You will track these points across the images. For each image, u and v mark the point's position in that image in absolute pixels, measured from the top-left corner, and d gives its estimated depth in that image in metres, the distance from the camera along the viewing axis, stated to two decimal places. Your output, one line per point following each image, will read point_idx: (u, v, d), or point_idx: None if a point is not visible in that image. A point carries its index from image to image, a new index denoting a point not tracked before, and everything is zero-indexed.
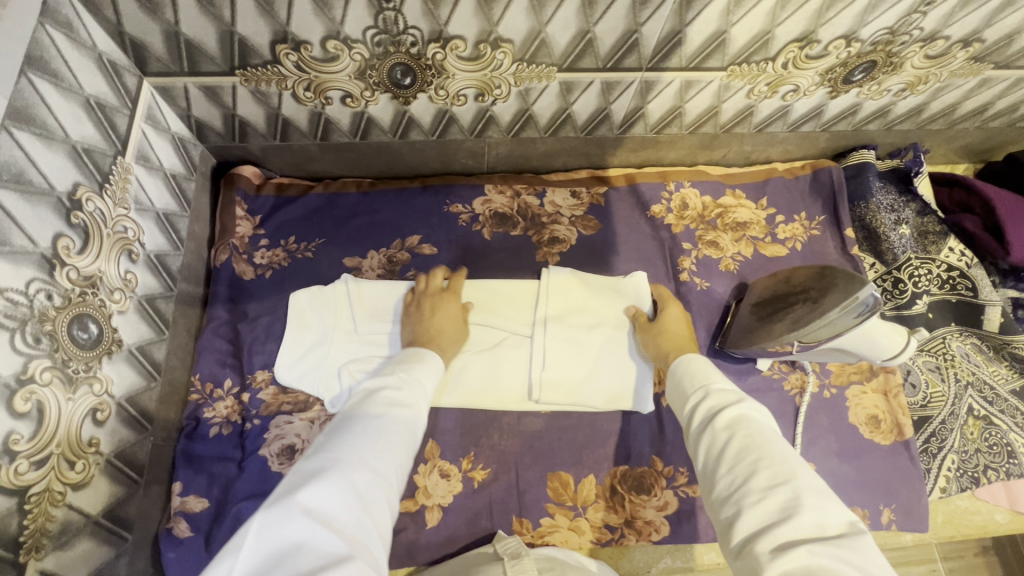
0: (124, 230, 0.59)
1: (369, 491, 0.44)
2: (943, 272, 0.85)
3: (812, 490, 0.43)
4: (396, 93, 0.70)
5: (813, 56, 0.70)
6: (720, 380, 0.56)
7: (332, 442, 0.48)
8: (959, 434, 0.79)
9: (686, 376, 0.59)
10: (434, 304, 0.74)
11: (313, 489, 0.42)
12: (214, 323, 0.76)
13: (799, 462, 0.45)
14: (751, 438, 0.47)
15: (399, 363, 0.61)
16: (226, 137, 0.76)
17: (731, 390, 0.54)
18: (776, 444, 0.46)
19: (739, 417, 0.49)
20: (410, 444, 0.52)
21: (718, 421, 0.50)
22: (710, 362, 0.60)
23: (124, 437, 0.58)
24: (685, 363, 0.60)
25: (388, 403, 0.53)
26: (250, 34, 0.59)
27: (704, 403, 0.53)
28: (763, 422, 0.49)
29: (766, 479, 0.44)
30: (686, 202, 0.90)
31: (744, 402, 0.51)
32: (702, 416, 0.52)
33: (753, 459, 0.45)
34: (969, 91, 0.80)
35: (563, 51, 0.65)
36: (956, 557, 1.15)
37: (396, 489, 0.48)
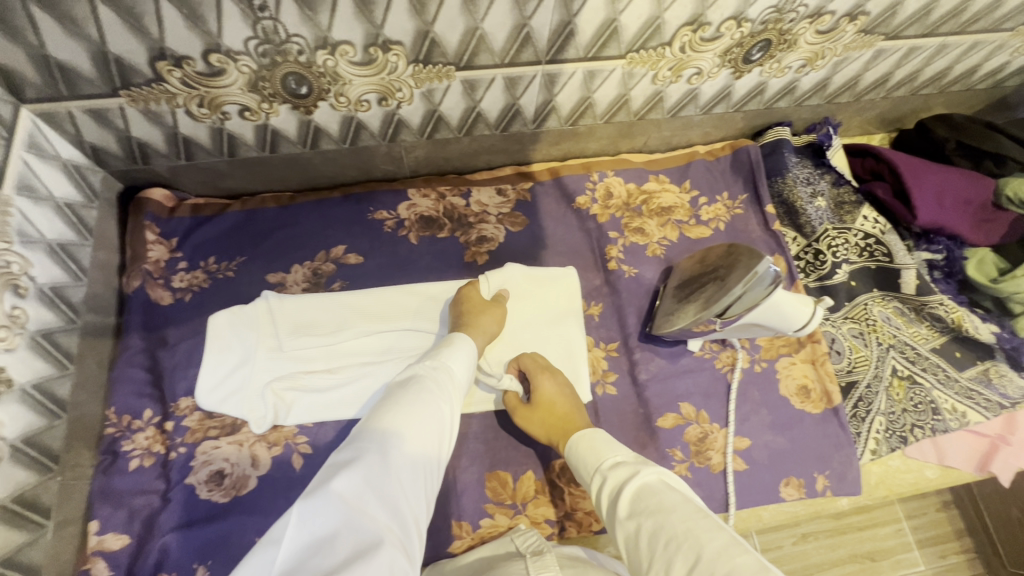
0: (7, 265, 0.57)
1: (399, 485, 0.48)
2: (861, 240, 0.87)
3: (719, 552, 0.43)
4: (295, 103, 0.69)
5: (707, 38, 0.71)
6: (610, 454, 0.58)
7: (367, 437, 0.51)
8: (885, 396, 0.81)
9: (580, 461, 0.60)
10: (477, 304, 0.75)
11: (346, 478, 0.46)
12: (129, 352, 0.73)
13: (707, 523, 0.46)
14: (653, 519, 0.48)
15: (439, 351, 0.63)
16: (127, 160, 0.74)
17: (623, 461, 0.57)
18: (675, 514, 0.48)
19: (636, 497, 0.51)
20: (445, 437, 0.56)
21: (622, 511, 0.51)
22: (599, 432, 0.62)
23: (21, 479, 0.57)
24: (575, 443, 0.62)
25: (425, 394, 0.56)
26: (125, 53, 0.58)
27: (605, 488, 0.55)
28: (659, 488, 0.51)
29: (682, 564, 0.44)
30: (611, 190, 0.91)
31: (637, 474, 0.53)
32: (608, 501, 0.54)
33: (663, 544, 0.46)
34: (867, 63, 0.83)
35: (457, 50, 0.65)
36: (917, 515, 1.18)
37: (426, 478, 0.52)
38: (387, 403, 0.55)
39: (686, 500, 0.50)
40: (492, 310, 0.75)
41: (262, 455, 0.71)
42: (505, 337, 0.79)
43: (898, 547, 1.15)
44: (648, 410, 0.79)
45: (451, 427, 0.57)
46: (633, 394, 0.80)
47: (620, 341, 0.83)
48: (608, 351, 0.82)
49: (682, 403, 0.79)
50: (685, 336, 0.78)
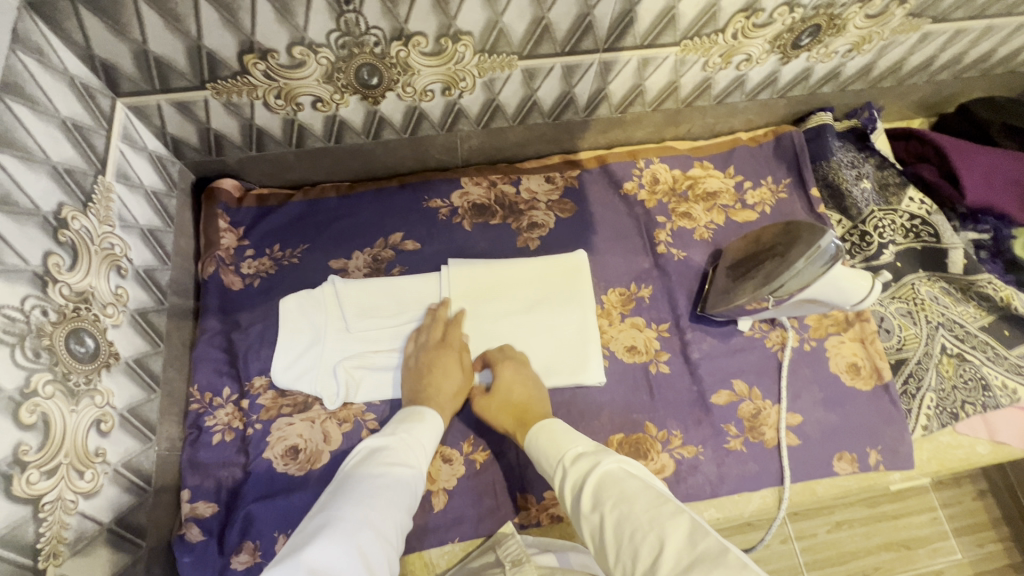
0: (111, 246, 0.60)
1: (370, 551, 0.50)
2: (906, 221, 0.89)
3: (680, 538, 0.45)
4: (364, 94, 0.72)
5: (760, 24, 0.73)
6: (570, 448, 0.60)
7: (335, 507, 0.53)
8: (935, 372, 0.83)
9: (543, 454, 0.62)
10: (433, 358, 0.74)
11: (314, 548, 0.47)
12: (208, 334, 0.77)
13: (663, 510, 0.49)
14: (617, 508, 0.51)
15: (399, 422, 0.66)
16: (203, 152, 0.78)
17: (582, 455, 0.59)
18: (637, 503, 0.50)
19: (599, 486, 0.54)
20: (406, 506, 0.58)
21: (587, 501, 0.53)
22: (558, 424, 0.65)
23: (129, 447, 0.59)
24: (537, 439, 0.64)
25: (386, 466, 0.59)
26: (217, 47, 0.61)
27: (568, 482, 0.57)
28: (621, 476, 0.54)
29: (647, 551, 0.46)
30: (657, 176, 0.93)
31: (598, 464, 0.56)
32: (572, 494, 0.56)
33: (629, 532, 0.48)
34: (913, 47, 0.84)
35: (521, 39, 0.68)
36: (953, 503, 1.18)
37: (394, 546, 0.54)
38: (356, 481, 0.57)
39: (649, 488, 0.52)
40: (451, 361, 0.75)
41: (333, 431, 0.74)
42: (495, 327, 0.81)
43: (934, 535, 1.15)
44: (702, 387, 0.81)
45: (411, 496, 0.59)
46: (686, 371, 0.82)
47: (671, 322, 0.85)
48: (659, 332, 0.85)
49: (735, 380, 0.82)
50: (737, 315, 0.80)
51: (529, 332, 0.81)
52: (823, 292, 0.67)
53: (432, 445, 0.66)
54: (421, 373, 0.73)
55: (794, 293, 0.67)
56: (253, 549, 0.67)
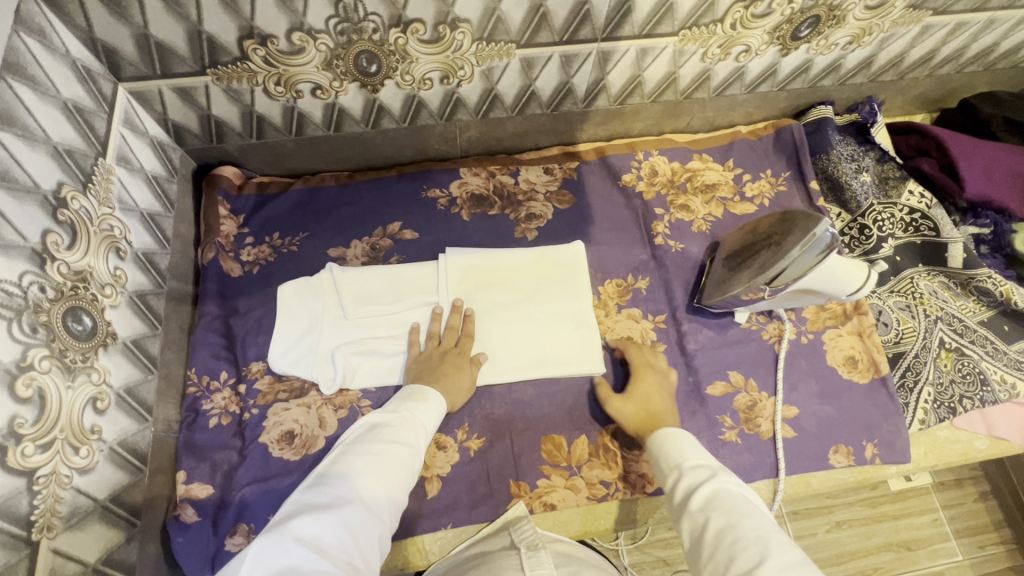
0: (110, 228, 0.61)
1: (361, 525, 0.49)
2: (906, 215, 0.88)
3: (788, 561, 0.45)
4: (363, 81, 0.73)
5: (758, 15, 0.73)
6: (694, 455, 0.60)
7: (330, 481, 0.53)
8: (933, 366, 0.82)
9: (663, 453, 0.63)
10: (445, 359, 0.75)
11: (306, 522, 0.48)
12: (206, 319, 0.78)
13: (778, 538, 0.48)
14: (721, 519, 0.51)
15: (401, 400, 0.66)
16: (204, 138, 0.78)
17: (705, 465, 0.59)
18: (747, 519, 0.50)
19: (712, 496, 0.54)
20: (406, 483, 0.57)
21: (694, 507, 0.54)
22: (683, 435, 0.64)
23: (125, 426, 0.60)
24: (660, 440, 0.64)
25: (387, 441, 0.58)
26: (217, 32, 0.62)
27: (681, 484, 0.58)
28: (737, 494, 0.53)
29: (744, 562, 0.46)
30: (656, 169, 0.93)
31: (717, 477, 0.56)
32: (681, 495, 0.57)
33: (729, 542, 0.48)
34: (913, 40, 0.84)
35: (520, 27, 0.68)
36: (954, 504, 1.17)
37: (388, 522, 0.53)
38: (356, 452, 0.56)
39: (764, 514, 0.51)
40: (460, 361, 0.75)
41: (329, 417, 0.75)
42: (494, 315, 0.81)
43: (934, 536, 1.15)
44: (697, 378, 0.81)
45: (411, 473, 0.58)
46: (681, 363, 0.82)
47: (667, 314, 0.85)
48: (656, 323, 0.85)
49: (731, 371, 0.81)
50: (733, 307, 0.80)
51: (525, 319, 0.82)
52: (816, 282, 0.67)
53: (433, 425, 0.65)
54: (434, 368, 0.73)
55: (789, 284, 0.68)
56: (248, 531, 0.68)
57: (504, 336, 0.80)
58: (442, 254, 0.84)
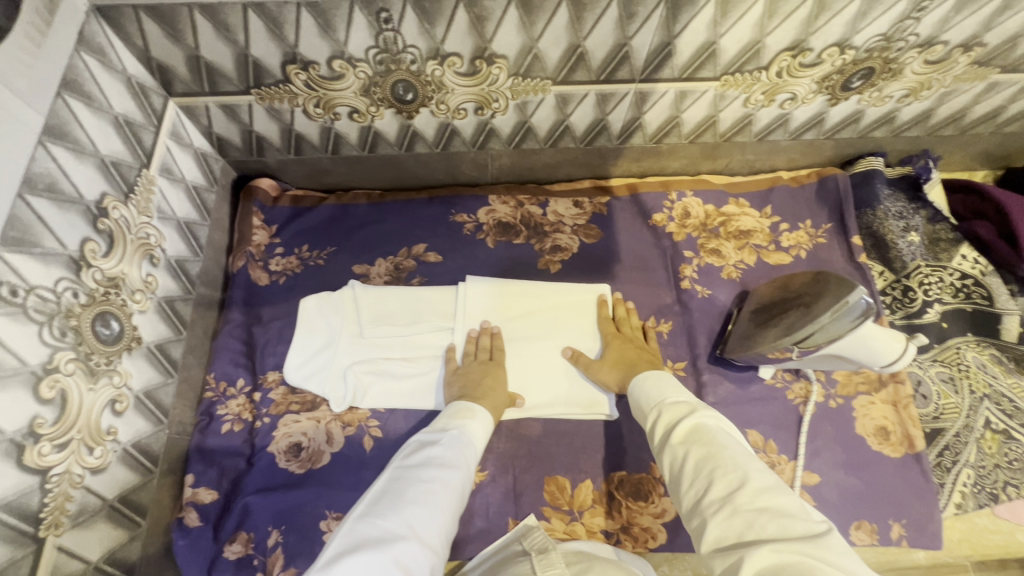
0: (147, 236, 0.64)
1: (413, 558, 0.48)
2: (956, 280, 0.82)
3: (765, 488, 0.46)
4: (399, 108, 0.74)
5: (807, 64, 0.71)
6: (674, 394, 0.61)
7: (382, 509, 0.52)
8: (975, 448, 0.76)
9: (646, 395, 0.63)
10: (485, 369, 0.76)
11: (358, 559, 0.46)
12: (230, 326, 0.81)
13: (752, 463, 0.49)
14: (698, 447, 0.52)
15: (451, 418, 0.66)
16: (245, 151, 0.81)
17: (683, 402, 0.59)
18: (725, 447, 0.50)
19: (693, 429, 0.54)
20: (455, 511, 0.57)
21: (673, 443, 0.54)
22: (669, 376, 0.65)
23: (141, 428, 0.62)
24: (641, 384, 0.65)
25: (436, 468, 0.58)
26: (263, 56, 0.64)
27: (662, 420, 0.58)
28: (715, 425, 0.54)
29: (723, 487, 0.47)
30: (688, 210, 0.91)
31: (695, 411, 0.56)
32: (662, 430, 0.57)
33: (707, 470, 0.49)
34: (978, 96, 0.79)
35: (556, 65, 0.68)
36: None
37: (439, 557, 0.52)
38: (405, 481, 0.55)
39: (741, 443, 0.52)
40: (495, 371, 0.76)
41: (336, 434, 0.76)
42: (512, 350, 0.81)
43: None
44: None
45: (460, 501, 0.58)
46: None
47: (688, 361, 0.82)
48: (674, 370, 0.82)
49: (750, 430, 0.78)
50: (758, 363, 0.77)
51: (542, 354, 0.81)
52: (847, 349, 0.63)
53: (481, 444, 0.66)
54: (473, 382, 0.74)
55: (815, 348, 0.64)
56: (246, 540, 0.70)
57: (518, 369, 0.79)
58: (462, 281, 0.84)
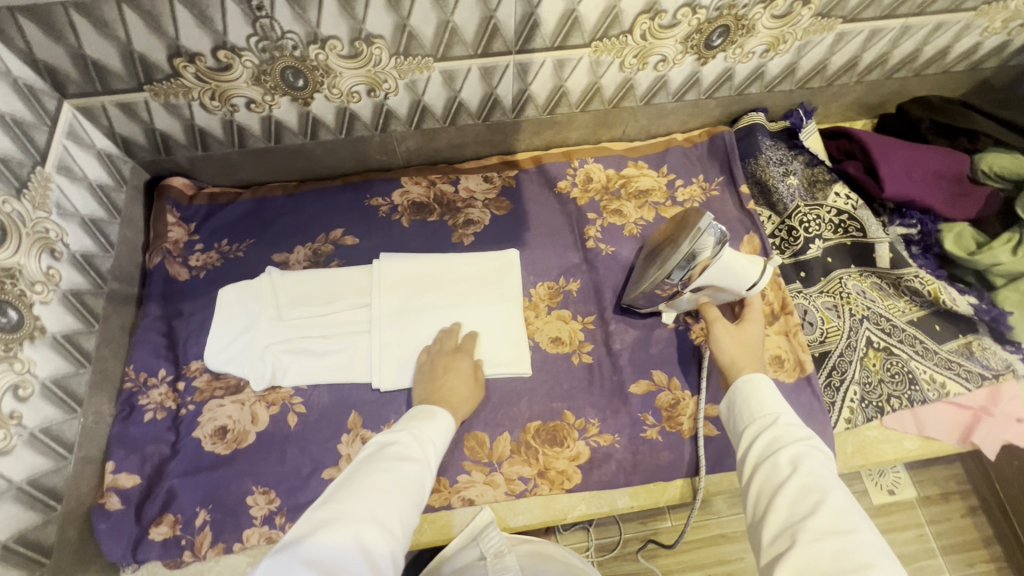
0: (45, 231, 0.66)
1: (371, 543, 0.50)
2: (834, 217, 0.89)
3: (876, 545, 0.45)
4: (294, 95, 0.78)
5: (666, 26, 0.77)
6: (787, 412, 0.59)
7: (343, 497, 0.53)
8: (859, 365, 0.82)
9: (751, 400, 0.61)
10: (446, 364, 0.77)
11: (317, 543, 0.48)
12: (149, 319, 0.82)
13: (863, 518, 0.48)
14: (808, 477, 0.51)
15: (409, 420, 0.66)
16: (152, 150, 0.84)
17: (798, 426, 0.57)
18: (831, 493, 0.49)
19: (802, 455, 0.53)
20: (418, 502, 0.57)
21: (776, 460, 0.54)
22: (774, 386, 0.62)
23: (50, 415, 0.64)
24: (747, 385, 0.62)
25: (393, 460, 0.58)
26: (147, 51, 0.67)
27: (767, 434, 0.57)
28: (823, 464, 0.52)
29: (826, 526, 0.47)
30: (591, 175, 0.97)
31: (810, 442, 0.54)
32: (765, 444, 0.56)
33: (813, 502, 0.49)
34: (831, 47, 0.87)
35: (433, 42, 0.73)
36: (941, 520, 1.11)
37: (402, 544, 0.53)
38: (368, 470, 0.56)
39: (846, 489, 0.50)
40: (459, 361, 0.78)
41: (261, 413, 0.78)
42: (425, 318, 0.84)
43: (920, 553, 1.08)
44: (622, 377, 0.82)
45: (422, 493, 0.58)
46: (607, 362, 0.84)
47: (597, 314, 0.87)
48: (585, 324, 0.87)
49: (654, 370, 0.83)
50: (655, 304, 0.83)
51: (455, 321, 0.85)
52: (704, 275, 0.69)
53: (444, 443, 0.65)
54: (432, 383, 0.75)
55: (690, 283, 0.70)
56: (173, 521, 0.71)
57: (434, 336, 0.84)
58: (376, 258, 0.88)
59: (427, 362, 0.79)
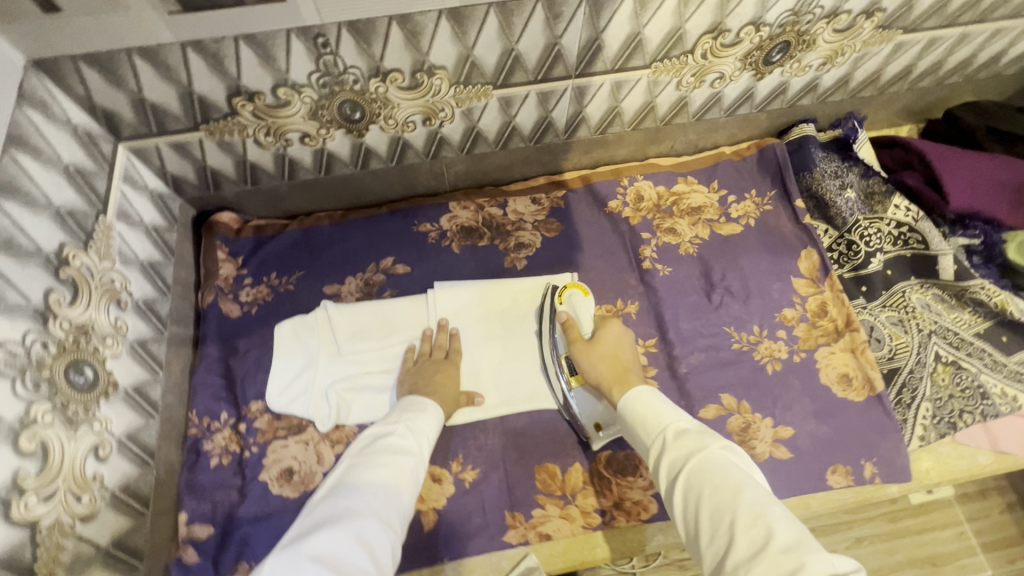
0: (112, 281, 0.64)
1: (373, 538, 0.49)
2: (894, 229, 0.88)
3: (794, 543, 0.43)
4: (349, 128, 0.76)
5: (727, 44, 0.75)
6: (673, 420, 0.59)
7: (341, 491, 0.53)
8: (930, 381, 0.81)
9: (642, 420, 0.61)
10: (436, 366, 0.78)
11: (319, 537, 0.47)
12: (207, 360, 0.81)
13: (777, 513, 0.46)
14: (711, 490, 0.49)
15: (402, 412, 0.67)
16: (202, 187, 0.82)
17: (688, 432, 0.57)
18: (741, 497, 0.48)
19: (697, 470, 0.52)
20: (412, 494, 0.57)
21: (681, 489, 0.52)
22: (655, 395, 0.63)
23: (127, 471, 0.62)
24: (632, 404, 0.63)
25: (390, 454, 0.59)
26: (207, 91, 0.65)
27: (668, 456, 0.55)
28: (728, 463, 0.51)
29: (747, 545, 0.45)
30: (641, 193, 0.95)
31: (706, 446, 0.53)
32: (668, 467, 0.55)
33: (727, 523, 0.47)
34: (888, 58, 0.85)
35: (494, 70, 0.71)
36: (981, 516, 1.10)
37: (399, 536, 0.53)
38: (363, 464, 0.56)
39: (754, 482, 0.49)
40: (444, 364, 0.79)
41: (327, 453, 0.76)
42: (484, 349, 0.83)
43: (961, 551, 1.07)
44: (690, 402, 0.81)
45: (416, 486, 0.59)
46: (673, 387, 0.82)
47: (658, 337, 0.86)
48: (647, 347, 0.85)
49: (723, 394, 0.81)
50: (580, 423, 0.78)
51: (518, 351, 0.83)
52: (563, 309, 0.80)
53: (433, 436, 0.67)
54: (424, 378, 0.76)
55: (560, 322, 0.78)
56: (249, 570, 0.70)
57: (496, 366, 0.82)
58: (431, 287, 0.87)
59: (415, 364, 0.79)
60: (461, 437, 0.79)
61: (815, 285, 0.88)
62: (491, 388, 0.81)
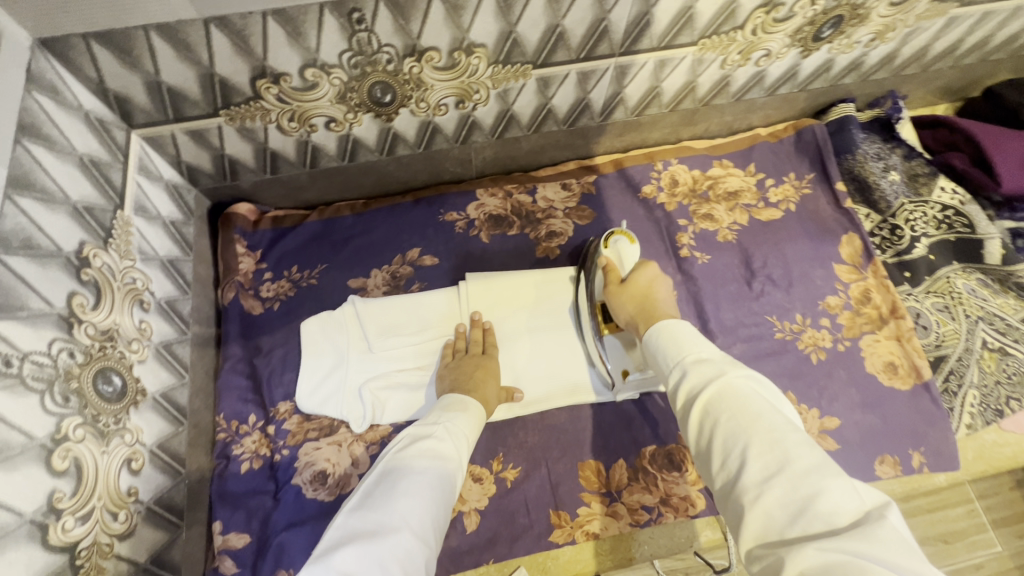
0: (133, 281, 0.60)
1: (407, 555, 0.45)
2: (939, 213, 0.86)
3: (812, 476, 0.38)
4: (377, 112, 0.71)
5: (780, 19, 0.71)
6: (695, 349, 0.51)
7: (374, 500, 0.49)
8: (977, 369, 0.80)
9: (662, 348, 0.54)
10: (475, 364, 0.73)
11: (349, 554, 0.43)
12: (232, 361, 0.77)
13: (798, 442, 0.41)
14: (729, 419, 0.44)
15: (443, 410, 0.62)
16: (218, 177, 0.77)
17: (709, 359, 0.50)
18: (762, 422, 0.42)
19: (715, 399, 0.46)
20: (447, 503, 0.52)
21: (694, 414, 0.46)
22: (688, 325, 0.55)
23: (159, 484, 0.59)
24: (657, 336, 0.55)
25: (428, 457, 0.53)
26: (230, 74, 0.60)
27: (684, 382, 0.49)
28: (749, 392, 0.45)
29: (760, 470, 0.40)
30: (676, 178, 0.91)
31: (724, 375, 0.47)
32: (683, 395, 0.49)
33: (740, 449, 0.42)
34: (938, 33, 0.82)
35: (536, 48, 0.66)
36: (992, 494, 1.07)
37: (434, 550, 0.48)
38: (396, 470, 0.51)
39: (777, 411, 0.43)
40: (481, 361, 0.74)
41: (361, 455, 0.73)
42: (521, 342, 0.79)
43: (972, 528, 1.04)
44: None
45: (453, 491, 0.54)
46: None
47: (698, 328, 0.83)
48: None
49: None
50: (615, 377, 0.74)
51: (556, 344, 0.79)
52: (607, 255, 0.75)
53: (475, 437, 0.61)
54: (466, 374, 0.71)
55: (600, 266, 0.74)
56: None
57: (533, 361, 0.78)
58: (462, 280, 0.82)
59: (453, 363, 0.74)
60: (500, 435, 0.76)
61: (857, 271, 0.85)
62: (530, 383, 0.77)
